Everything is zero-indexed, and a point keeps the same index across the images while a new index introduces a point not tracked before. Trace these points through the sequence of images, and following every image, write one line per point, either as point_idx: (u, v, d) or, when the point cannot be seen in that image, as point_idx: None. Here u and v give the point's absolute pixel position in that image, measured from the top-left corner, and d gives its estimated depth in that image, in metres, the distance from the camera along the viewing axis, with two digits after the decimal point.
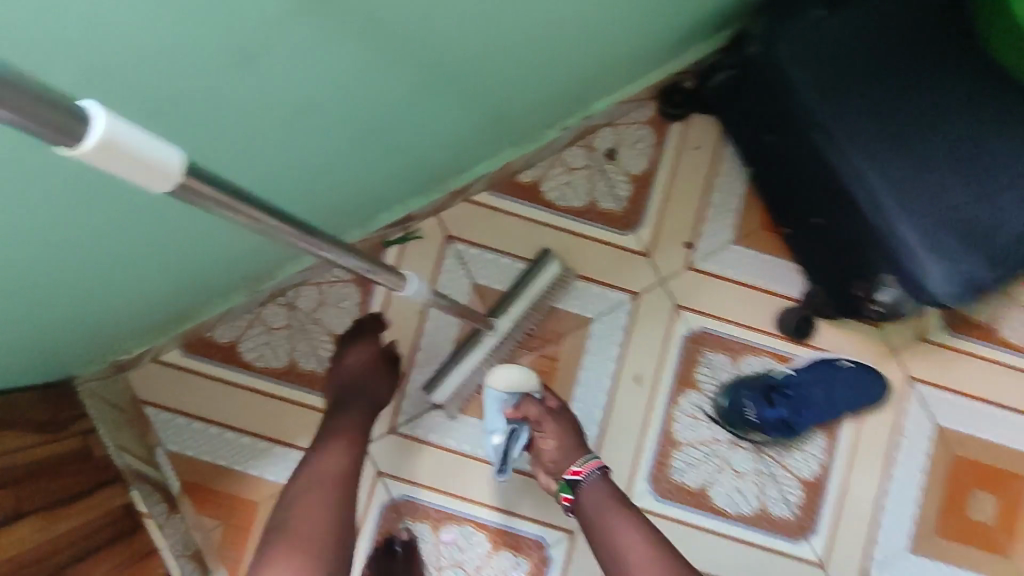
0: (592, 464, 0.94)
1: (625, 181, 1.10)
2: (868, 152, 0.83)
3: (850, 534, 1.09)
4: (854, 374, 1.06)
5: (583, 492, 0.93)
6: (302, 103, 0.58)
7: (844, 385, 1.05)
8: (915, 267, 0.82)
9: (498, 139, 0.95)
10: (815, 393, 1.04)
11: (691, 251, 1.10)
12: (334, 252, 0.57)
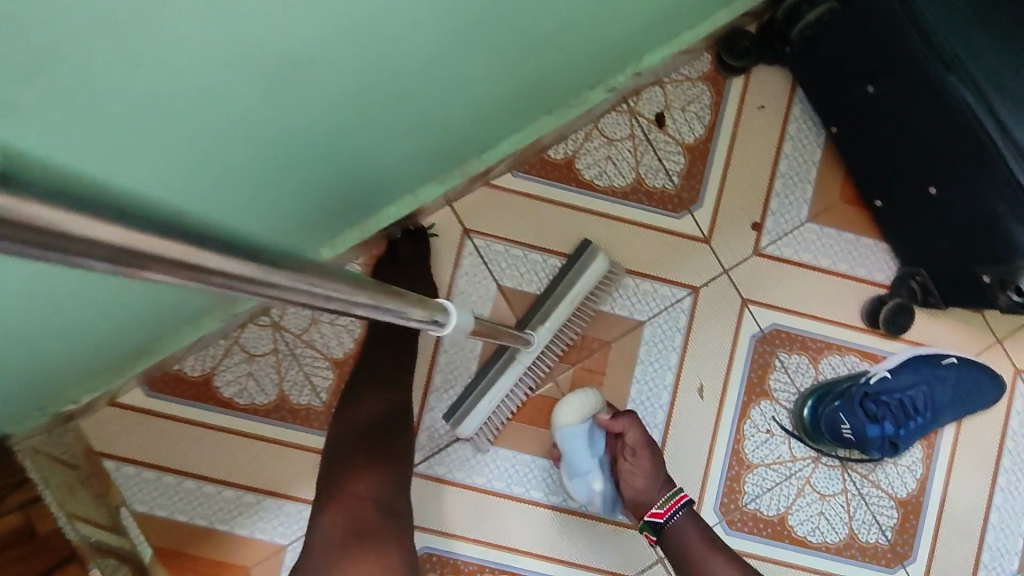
0: (677, 503, 0.79)
1: (677, 151, 0.90)
2: (1018, 99, 0.63)
3: (954, 560, 0.89)
4: (962, 371, 0.88)
5: (669, 535, 0.79)
6: (265, 47, 0.39)
7: (957, 387, 0.87)
8: None
9: (531, 106, 0.74)
10: (920, 402, 0.87)
11: (759, 233, 0.91)
12: (336, 292, 0.34)
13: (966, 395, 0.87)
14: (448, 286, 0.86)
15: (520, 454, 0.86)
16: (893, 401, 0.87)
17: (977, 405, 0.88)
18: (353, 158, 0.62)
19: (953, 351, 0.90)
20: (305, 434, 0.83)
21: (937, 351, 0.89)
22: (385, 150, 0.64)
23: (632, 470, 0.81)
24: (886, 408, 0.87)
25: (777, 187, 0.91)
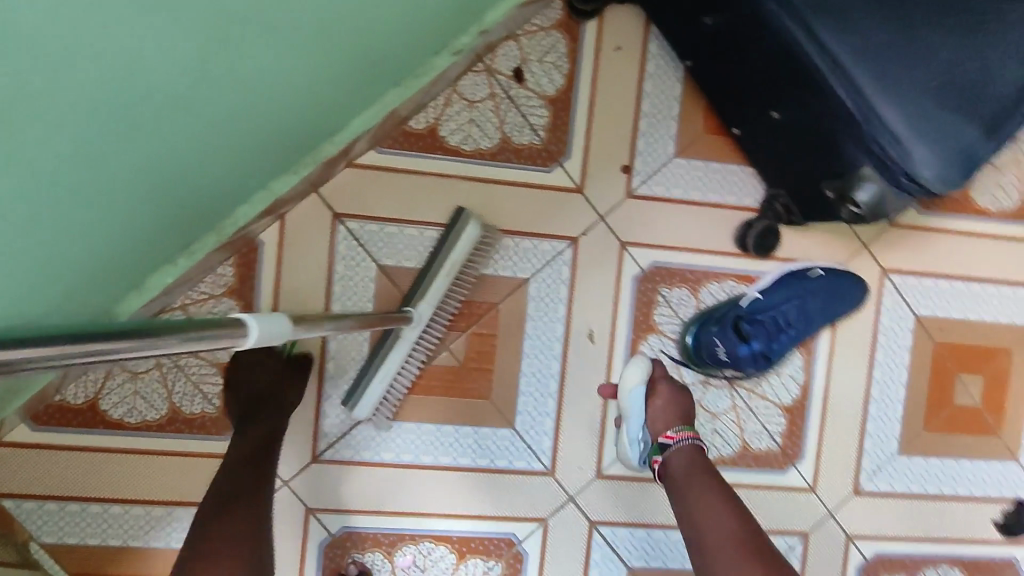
0: (689, 433, 0.84)
1: (539, 105, 0.90)
2: (842, 20, 0.64)
3: (839, 453, 0.97)
4: (829, 279, 0.92)
5: (676, 456, 0.82)
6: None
7: (823, 296, 0.92)
8: (901, 154, 0.67)
9: (367, 80, 0.72)
10: (790, 315, 0.92)
11: (629, 176, 0.93)
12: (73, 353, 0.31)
13: (832, 303, 0.93)
14: (327, 274, 0.86)
15: (424, 424, 0.89)
16: (767, 318, 0.91)
17: (844, 309, 0.94)
18: (176, 170, 0.60)
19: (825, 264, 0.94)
20: (203, 441, 0.86)
21: (806, 264, 0.94)
22: (210, 155, 0.62)
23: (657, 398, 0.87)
24: (760, 328, 0.91)
25: (642, 128, 0.92)
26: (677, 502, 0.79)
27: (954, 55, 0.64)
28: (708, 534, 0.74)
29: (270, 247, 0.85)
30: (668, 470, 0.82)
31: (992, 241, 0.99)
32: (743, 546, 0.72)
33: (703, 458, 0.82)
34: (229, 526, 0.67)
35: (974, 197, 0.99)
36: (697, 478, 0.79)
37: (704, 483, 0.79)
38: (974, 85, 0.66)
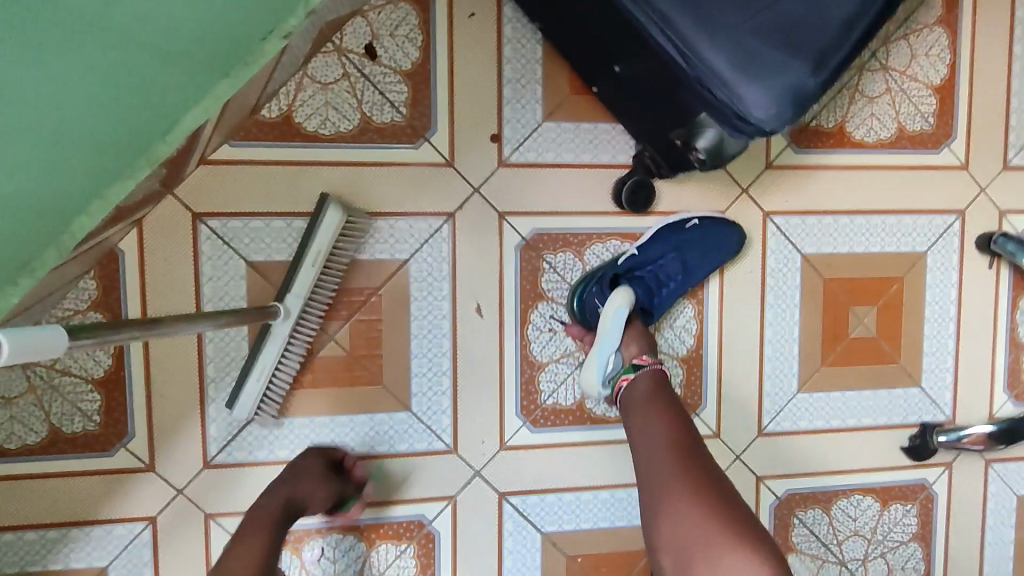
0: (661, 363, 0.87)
1: (396, 80, 0.88)
2: None
3: (739, 397, 0.99)
4: (705, 229, 0.93)
5: (642, 379, 0.85)
6: None
7: (700, 246, 0.93)
8: (728, 95, 0.67)
9: (200, 81, 0.70)
10: (670, 268, 0.92)
11: (500, 144, 0.91)
12: None
13: (710, 253, 0.93)
14: (195, 277, 0.86)
15: (317, 418, 0.89)
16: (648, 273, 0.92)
17: (724, 257, 0.94)
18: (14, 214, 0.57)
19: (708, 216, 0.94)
20: (87, 459, 0.86)
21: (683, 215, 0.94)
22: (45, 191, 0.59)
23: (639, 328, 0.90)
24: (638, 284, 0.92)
25: (507, 94, 0.90)
26: (634, 417, 0.83)
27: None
28: (658, 445, 0.78)
29: (132, 256, 0.85)
30: (629, 390, 0.85)
31: (870, 172, 1.00)
32: (690, 458, 0.76)
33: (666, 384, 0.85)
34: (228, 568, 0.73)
35: (851, 129, 1.00)
36: (659, 400, 0.83)
37: (665, 406, 0.82)
38: (796, 22, 0.66)
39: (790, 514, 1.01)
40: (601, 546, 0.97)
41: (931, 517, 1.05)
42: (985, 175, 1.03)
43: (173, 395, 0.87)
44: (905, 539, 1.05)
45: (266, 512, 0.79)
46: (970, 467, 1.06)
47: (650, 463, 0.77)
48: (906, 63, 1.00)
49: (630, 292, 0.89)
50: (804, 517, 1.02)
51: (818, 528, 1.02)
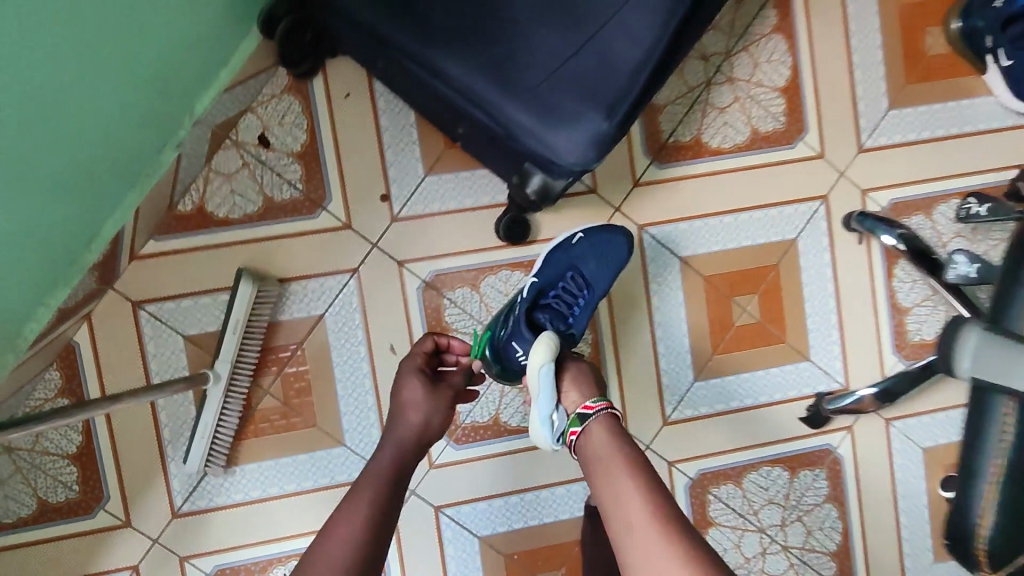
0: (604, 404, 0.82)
1: (290, 162, 1.01)
2: (449, 51, 0.80)
3: (640, 391, 1.10)
4: (594, 237, 1.01)
5: (591, 438, 0.80)
6: None
7: (596, 255, 1.00)
8: (540, 143, 0.79)
9: (111, 199, 0.84)
10: (577, 281, 0.99)
11: (390, 202, 1.03)
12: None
13: (609, 254, 1.00)
14: (141, 355, 1.00)
15: (263, 462, 1.02)
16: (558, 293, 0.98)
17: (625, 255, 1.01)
18: None
19: (597, 228, 1.02)
20: (72, 523, 1.00)
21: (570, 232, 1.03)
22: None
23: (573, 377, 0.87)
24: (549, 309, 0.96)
25: (389, 158, 1.03)
26: (596, 470, 0.78)
27: (562, 51, 0.77)
28: (627, 499, 0.73)
29: (87, 344, 0.99)
30: (586, 438, 0.80)
31: (732, 174, 1.10)
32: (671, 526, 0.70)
33: (615, 429, 0.81)
34: (358, 502, 0.76)
35: (708, 139, 1.10)
36: (614, 449, 0.78)
37: (622, 453, 0.77)
38: (589, 76, 0.77)
39: (705, 493, 1.12)
40: (534, 541, 1.08)
41: (841, 478, 1.15)
42: (842, 160, 1.13)
43: (138, 458, 1.00)
44: (819, 501, 1.14)
45: (392, 443, 0.85)
46: (871, 428, 1.15)
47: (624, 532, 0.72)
48: (749, 72, 1.10)
49: (555, 336, 0.88)
50: (718, 493, 1.12)
51: (732, 501, 1.12)
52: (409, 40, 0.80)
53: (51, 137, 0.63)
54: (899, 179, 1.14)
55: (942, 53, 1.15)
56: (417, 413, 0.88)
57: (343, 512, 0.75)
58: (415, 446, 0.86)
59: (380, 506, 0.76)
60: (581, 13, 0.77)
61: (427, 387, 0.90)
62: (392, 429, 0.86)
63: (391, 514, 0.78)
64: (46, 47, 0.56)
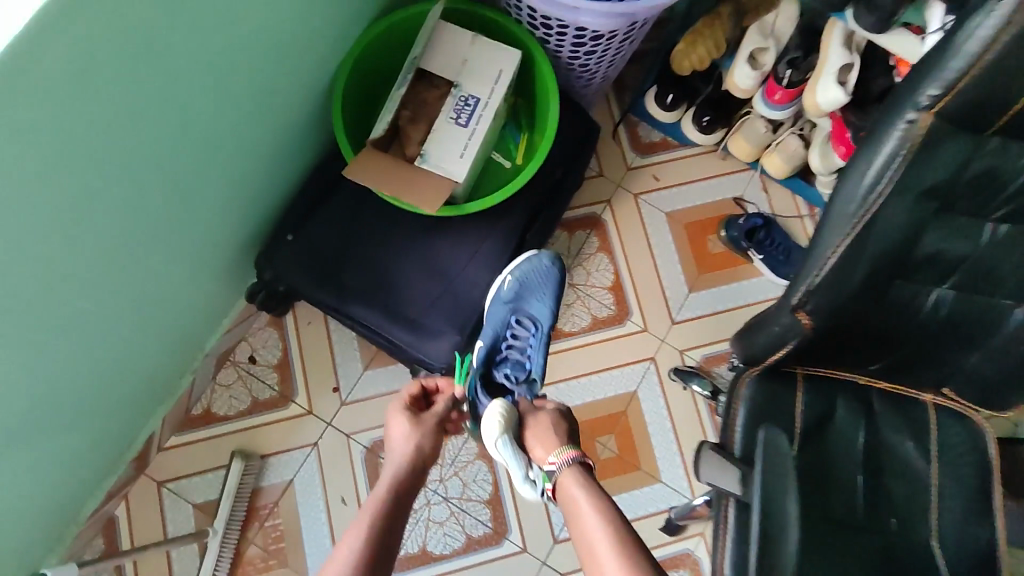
0: (568, 455, 1.07)
1: (270, 371, 1.47)
2: (363, 305, 1.26)
3: (533, 517, 1.45)
4: (526, 279, 1.30)
5: (560, 485, 1.06)
6: None
7: (531, 294, 1.30)
8: (432, 356, 1.25)
9: (144, 407, 1.30)
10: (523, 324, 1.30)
11: (340, 392, 1.47)
12: None
13: (541, 292, 1.31)
14: (161, 521, 1.38)
15: None
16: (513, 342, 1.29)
17: (554, 288, 1.32)
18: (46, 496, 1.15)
19: (526, 267, 1.31)
20: None
21: (500, 280, 1.29)
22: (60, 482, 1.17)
23: (538, 432, 1.13)
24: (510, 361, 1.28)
25: (338, 362, 1.49)
26: (570, 515, 1.02)
27: (434, 293, 1.27)
28: (593, 533, 0.97)
29: (125, 514, 1.38)
30: (565, 487, 1.05)
31: (583, 348, 1.57)
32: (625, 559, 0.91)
33: (583, 478, 1.05)
34: (361, 523, 0.97)
35: (564, 326, 1.58)
36: (584, 493, 1.02)
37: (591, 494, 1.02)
38: (452, 306, 1.27)
39: None
40: None
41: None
42: (660, 331, 1.59)
43: None
44: None
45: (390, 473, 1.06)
46: None
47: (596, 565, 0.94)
48: (585, 278, 1.61)
49: (504, 400, 1.18)
50: None
51: None
52: (337, 302, 1.26)
53: (104, 374, 1.11)
54: (707, 341, 1.59)
55: (721, 249, 1.65)
56: (410, 445, 1.09)
57: (350, 535, 0.96)
58: (408, 470, 1.06)
59: (380, 521, 0.97)
60: (443, 267, 1.29)
61: (409, 423, 1.12)
62: (391, 456, 1.08)
63: (388, 526, 0.97)
64: (111, 332, 1.05)
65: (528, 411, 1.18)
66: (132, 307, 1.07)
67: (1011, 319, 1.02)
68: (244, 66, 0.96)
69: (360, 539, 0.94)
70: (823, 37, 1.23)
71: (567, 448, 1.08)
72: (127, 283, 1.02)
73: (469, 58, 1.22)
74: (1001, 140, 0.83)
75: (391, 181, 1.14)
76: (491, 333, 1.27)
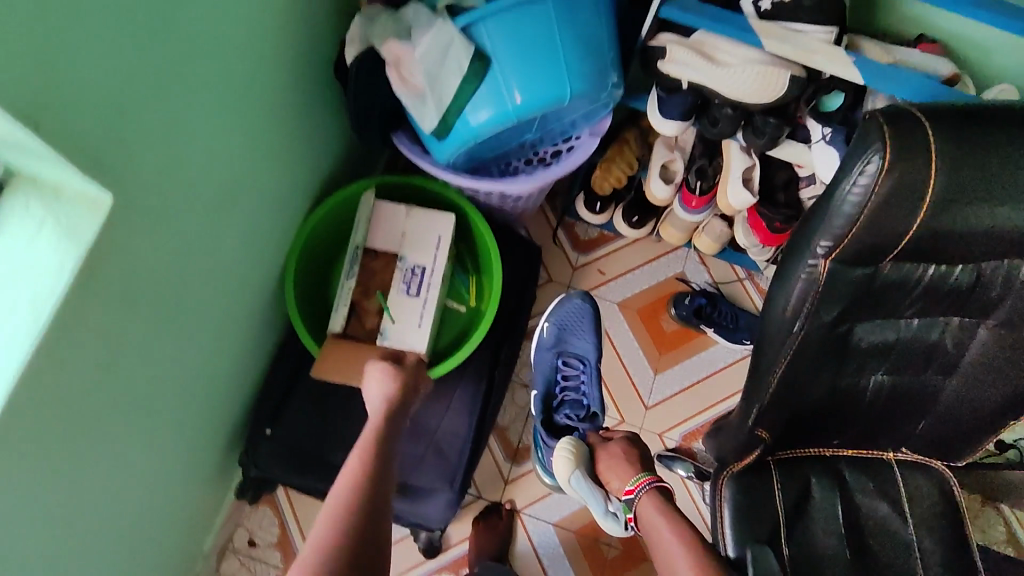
0: (644, 480, 1.24)
1: (271, 551, 1.47)
2: None
3: None
4: (563, 324, 1.55)
5: (640, 507, 1.21)
6: None
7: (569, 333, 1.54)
8: (427, 516, 1.30)
9: None
10: (570, 363, 1.53)
11: None
12: None
13: (579, 331, 1.52)
14: None
15: None
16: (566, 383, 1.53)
17: (591, 326, 1.53)
18: None
19: (564, 312, 1.56)
20: None
21: (544, 332, 1.56)
22: None
23: (609, 459, 1.34)
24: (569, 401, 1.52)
25: None
26: (650, 531, 1.16)
27: (418, 454, 1.32)
28: (672, 542, 1.10)
29: None
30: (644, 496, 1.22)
31: None
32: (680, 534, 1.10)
33: (657, 501, 1.20)
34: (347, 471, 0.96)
35: None
36: (665, 513, 1.17)
37: (671, 515, 1.16)
38: (439, 461, 1.32)
39: None
40: None
41: None
42: (636, 419, 1.68)
43: None
44: None
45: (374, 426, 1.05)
46: None
47: (656, 539, 1.13)
48: None
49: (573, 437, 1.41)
50: None
51: None
52: (327, 488, 1.26)
53: None
54: (681, 418, 1.68)
55: (675, 325, 1.74)
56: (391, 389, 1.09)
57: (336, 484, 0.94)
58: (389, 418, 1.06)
59: (375, 470, 0.97)
60: (422, 427, 1.33)
61: (385, 372, 1.12)
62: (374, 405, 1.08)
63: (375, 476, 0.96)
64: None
65: (599, 445, 1.38)
66: (126, 555, 1.07)
67: (942, 388, 1.14)
68: (188, 312, 0.99)
69: (348, 487, 0.93)
70: (722, 148, 1.36)
71: (645, 475, 1.25)
72: (118, 538, 1.03)
73: (408, 230, 1.27)
74: (896, 265, 0.95)
75: (359, 371, 1.18)
76: (544, 379, 1.52)
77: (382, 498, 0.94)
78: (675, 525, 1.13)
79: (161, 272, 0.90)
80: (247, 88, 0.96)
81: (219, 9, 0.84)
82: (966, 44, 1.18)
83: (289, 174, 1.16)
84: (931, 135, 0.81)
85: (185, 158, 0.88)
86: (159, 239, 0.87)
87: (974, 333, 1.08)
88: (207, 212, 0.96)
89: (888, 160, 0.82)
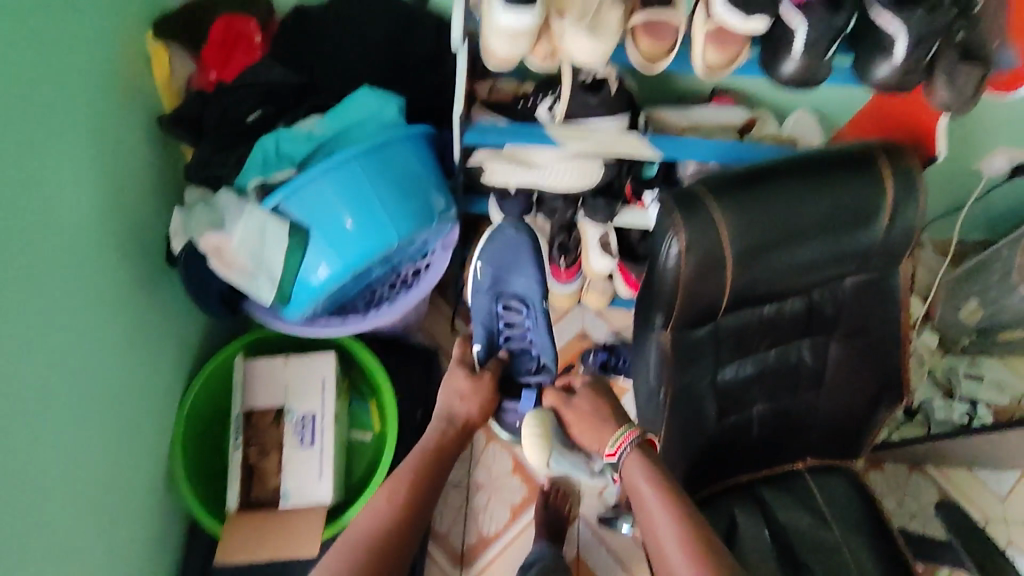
0: (627, 439, 0.97)
1: None
2: None
3: None
4: (496, 260, 1.20)
5: (627, 476, 0.96)
6: None
7: (507, 272, 1.20)
8: None
9: None
10: (512, 307, 1.22)
11: None
12: None
13: (517, 272, 1.18)
14: None
15: None
16: (511, 331, 1.23)
17: (533, 263, 1.18)
18: None
19: (499, 247, 1.19)
20: None
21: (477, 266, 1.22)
22: None
23: (579, 421, 1.07)
24: (515, 348, 1.24)
25: None
26: (639, 503, 0.93)
27: None
28: (660, 515, 0.90)
29: None
30: (628, 468, 0.97)
31: (511, 543, 1.59)
32: (692, 554, 0.86)
33: (644, 469, 0.95)
34: (383, 491, 0.95)
35: (488, 529, 1.61)
36: (654, 481, 0.94)
37: (659, 484, 0.93)
38: None
39: None
40: None
41: None
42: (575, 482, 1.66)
43: None
44: None
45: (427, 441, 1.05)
46: None
47: (655, 538, 0.90)
48: (485, 474, 1.66)
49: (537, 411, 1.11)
50: None
51: None
52: None
53: None
54: None
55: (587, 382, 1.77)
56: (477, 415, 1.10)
57: (370, 503, 0.94)
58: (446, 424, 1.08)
59: (418, 491, 0.95)
60: None
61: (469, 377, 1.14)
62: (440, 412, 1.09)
63: (418, 496, 0.95)
64: None
65: (563, 405, 1.09)
66: None
67: (818, 404, 1.22)
68: (69, 540, 0.95)
69: (383, 504, 0.92)
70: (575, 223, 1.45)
71: (626, 429, 0.98)
72: None
73: (289, 381, 1.28)
74: (731, 315, 1.03)
75: (261, 547, 1.17)
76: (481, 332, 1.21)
77: (420, 516, 0.93)
78: (664, 494, 0.91)
79: (23, 519, 0.86)
80: (76, 306, 0.96)
81: (20, 254, 0.85)
82: (751, 87, 1.30)
83: (152, 365, 1.15)
84: (716, 212, 0.89)
85: (22, 403, 0.86)
86: (15, 489, 0.85)
87: (827, 349, 1.16)
88: (60, 439, 0.93)
89: (682, 237, 0.88)
